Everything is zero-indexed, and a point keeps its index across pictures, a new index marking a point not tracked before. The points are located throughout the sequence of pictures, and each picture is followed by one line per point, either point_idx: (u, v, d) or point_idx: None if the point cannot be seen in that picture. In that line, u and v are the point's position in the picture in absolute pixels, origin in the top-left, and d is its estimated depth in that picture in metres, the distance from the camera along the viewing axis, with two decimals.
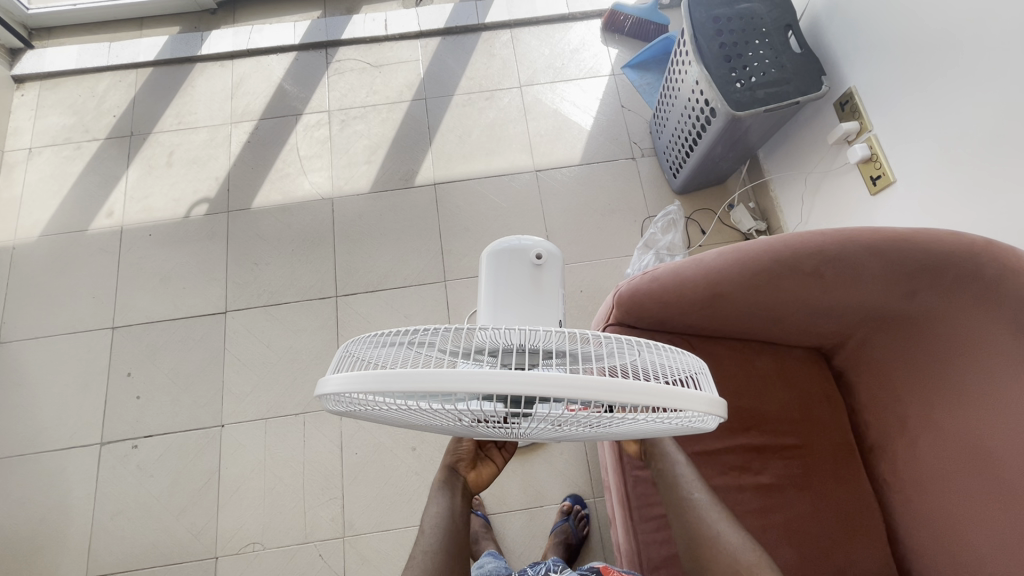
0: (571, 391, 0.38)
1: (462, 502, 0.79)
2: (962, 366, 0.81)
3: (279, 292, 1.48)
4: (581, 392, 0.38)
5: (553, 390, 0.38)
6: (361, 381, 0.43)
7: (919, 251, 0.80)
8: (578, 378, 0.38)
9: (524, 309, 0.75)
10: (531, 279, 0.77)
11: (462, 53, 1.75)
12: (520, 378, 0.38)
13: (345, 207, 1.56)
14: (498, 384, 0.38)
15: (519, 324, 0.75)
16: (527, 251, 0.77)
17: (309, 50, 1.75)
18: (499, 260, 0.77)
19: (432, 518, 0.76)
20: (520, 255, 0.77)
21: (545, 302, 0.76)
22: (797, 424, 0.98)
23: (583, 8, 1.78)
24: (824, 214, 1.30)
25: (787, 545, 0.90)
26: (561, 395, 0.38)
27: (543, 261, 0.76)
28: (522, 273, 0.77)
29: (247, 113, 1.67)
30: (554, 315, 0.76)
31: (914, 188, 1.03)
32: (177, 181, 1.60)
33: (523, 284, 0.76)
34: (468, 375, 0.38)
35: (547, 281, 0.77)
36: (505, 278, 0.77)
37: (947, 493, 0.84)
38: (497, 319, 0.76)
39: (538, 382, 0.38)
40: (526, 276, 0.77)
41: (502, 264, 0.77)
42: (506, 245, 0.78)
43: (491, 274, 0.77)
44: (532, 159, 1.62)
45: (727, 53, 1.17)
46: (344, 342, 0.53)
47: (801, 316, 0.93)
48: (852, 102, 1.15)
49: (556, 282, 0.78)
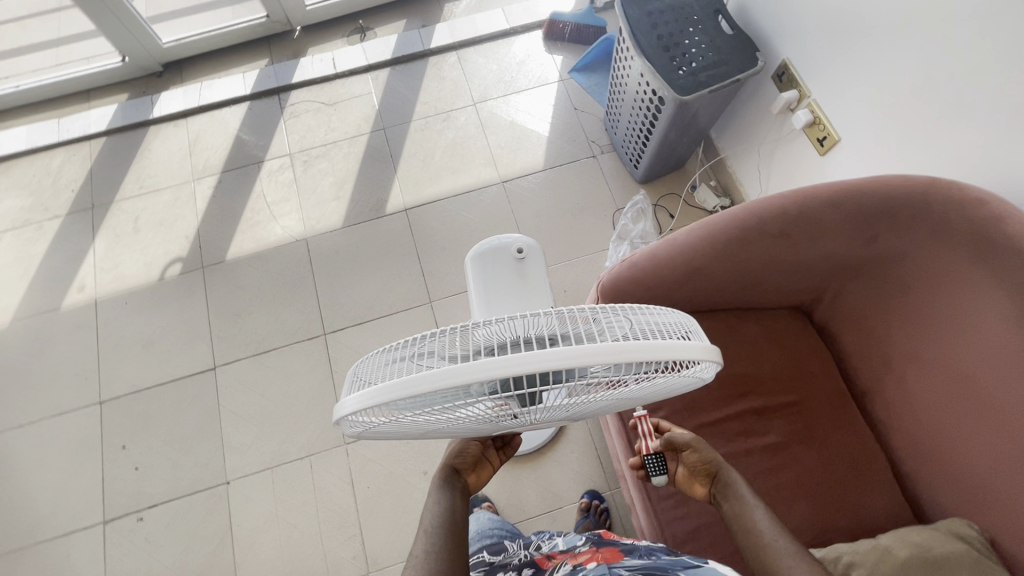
0: (571, 359, 0.41)
1: (461, 503, 0.77)
2: (931, 298, 0.86)
3: (266, 339, 1.47)
4: (573, 358, 0.41)
5: (553, 363, 0.41)
6: (371, 398, 0.44)
7: (871, 198, 0.86)
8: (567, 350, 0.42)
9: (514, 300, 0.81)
10: (517, 273, 0.83)
11: (413, 80, 1.78)
12: (520, 358, 0.41)
13: (320, 244, 1.57)
14: (502, 368, 0.41)
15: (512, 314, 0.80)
16: (508, 248, 0.83)
17: (261, 98, 1.76)
18: (485, 259, 0.83)
19: (431, 516, 0.74)
20: (502, 253, 0.83)
21: (533, 290, 0.82)
22: (790, 382, 1.01)
23: (522, 21, 1.84)
24: (780, 180, 1.36)
25: (800, 499, 0.92)
26: (562, 366, 0.41)
27: (524, 255, 0.83)
28: (507, 269, 0.83)
29: (208, 167, 1.67)
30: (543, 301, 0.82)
31: (858, 144, 1.10)
32: (147, 246, 1.58)
33: (510, 278, 0.83)
34: (471, 366, 0.41)
35: (531, 272, 0.83)
36: (492, 274, 0.82)
37: (942, 423, 0.88)
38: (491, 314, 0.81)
39: (531, 359, 0.41)
40: (511, 270, 0.83)
41: (488, 263, 0.83)
42: (490, 245, 0.83)
43: (479, 275, 0.83)
44: (497, 172, 1.65)
45: (665, 45, 1.23)
46: (350, 368, 0.55)
47: (775, 279, 0.98)
48: (788, 72, 1.22)
49: (539, 272, 0.84)
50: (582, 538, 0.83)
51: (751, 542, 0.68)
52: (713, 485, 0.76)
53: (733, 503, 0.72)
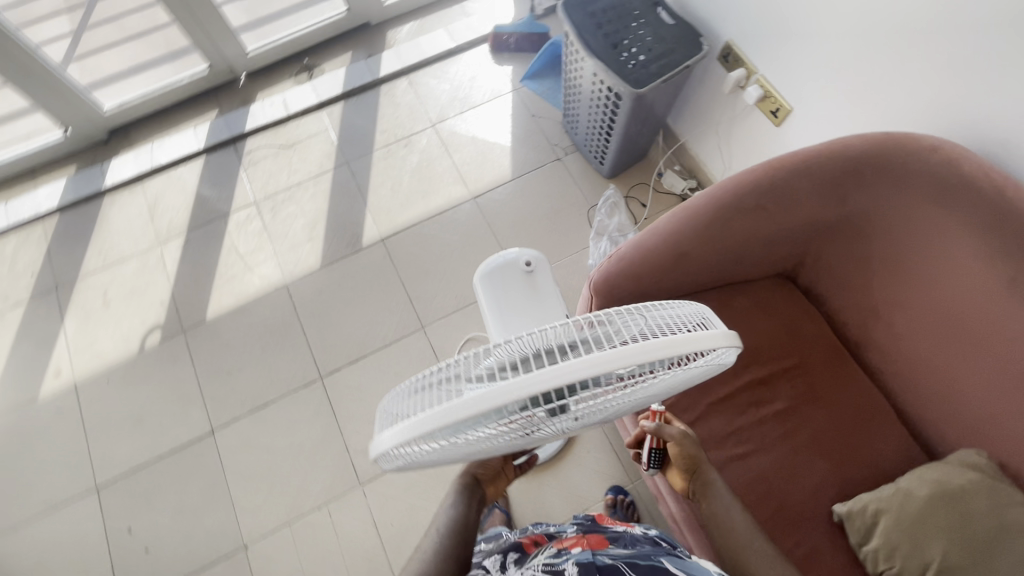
0: (598, 367, 0.42)
1: (476, 510, 0.79)
2: (906, 246, 0.91)
3: (262, 393, 1.43)
4: (600, 364, 0.42)
5: (581, 374, 0.42)
6: (404, 434, 0.45)
7: (836, 161, 0.90)
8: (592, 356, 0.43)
9: (528, 309, 0.88)
10: (527, 284, 0.90)
11: (368, 110, 1.78)
12: (549, 374, 0.42)
13: (301, 288, 1.55)
14: (533, 386, 0.41)
15: (529, 322, 0.88)
16: (515, 262, 0.91)
17: (216, 150, 1.73)
18: (497, 275, 0.90)
19: (443, 517, 0.77)
20: (511, 267, 0.91)
21: (544, 298, 0.90)
22: (788, 346, 1.04)
23: (466, 38, 1.87)
24: (742, 155, 1.41)
25: (818, 458, 0.95)
26: (590, 375, 0.42)
27: (534, 267, 0.90)
28: (517, 281, 0.90)
29: (173, 229, 1.63)
30: (555, 306, 0.90)
31: (810, 110, 1.15)
32: (121, 318, 1.53)
33: (522, 289, 0.90)
34: (502, 388, 0.42)
35: (540, 282, 0.90)
36: (505, 288, 0.89)
37: (936, 361, 0.92)
38: (509, 324, 0.88)
39: (558, 371, 0.42)
40: (522, 282, 0.90)
41: (500, 278, 0.90)
42: (499, 261, 0.90)
43: (493, 290, 0.90)
44: (467, 188, 1.66)
45: (613, 42, 1.27)
46: (380, 403, 0.56)
47: (758, 251, 1.01)
48: (732, 53, 1.27)
49: (547, 280, 0.91)
50: (575, 524, 0.84)
51: (727, 542, 0.78)
52: (693, 480, 0.83)
53: (710, 505, 0.80)
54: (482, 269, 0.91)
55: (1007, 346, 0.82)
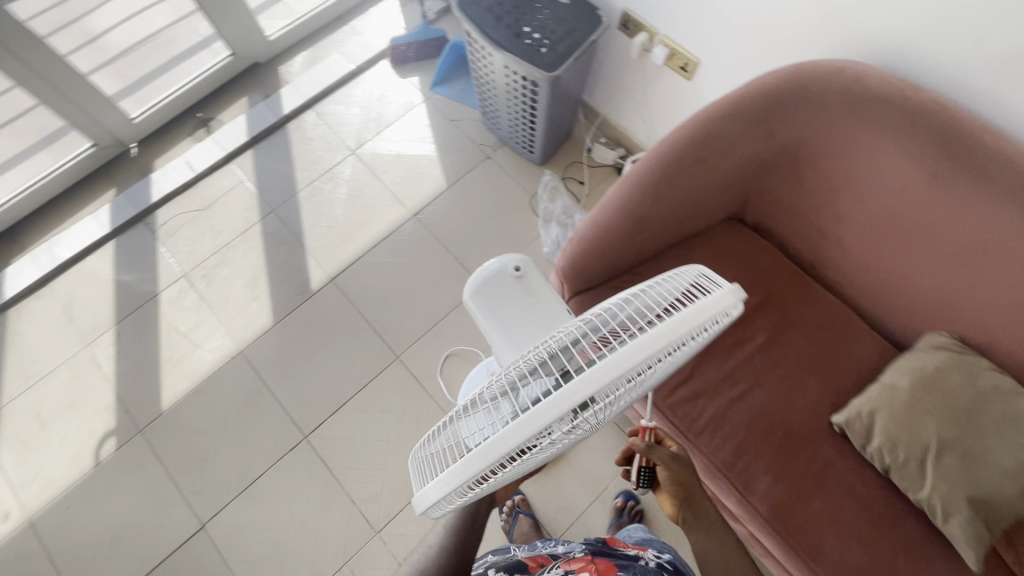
0: (619, 367, 0.41)
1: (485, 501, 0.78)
2: (835, 165, 0.97)
3: (247, 471, 1.34)
4: (626, 366, 0.41)
5: (604, 377, 0.40)
6: (427, 497, 0.45)
7: (756, 100, 0.94)
8: (615, 358, 0.41)
9: (530, 316, 0.83)
10: (522, 290, 0.85)
11: (281, 151, 1.69)
12: (573, 388, 0.40)
13: (259, 351, 1.45)
14: (561, 405, 0.40)
15: (535, 330, 0.83)
16: (504, 271, 0.85)
17: (125, 231, 1.59)
18: (488, 288, 0.85)
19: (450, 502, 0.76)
20: (500, 277, 0.85)
21: (542, 300, 0.85)
22: (754, 282, 1.08)
23: (364, 58, 1.81)
24: (662, 114, 1.45)
25: (807, 378, 1.00)
26: (614, 377, 0.41)
27: (523, 271, 0.85)
28: (511, 289, 0.85)
29: (98, 325, 1.48)
30: (556, 306, 0.85)
31: (716, 59, 1.20)
32: (64, 436, 1.38)
33: (518, 297, 0.85)
34: (531, 415, 0.40)
35: (534, 284, 0.85)
36: (500, 300, 0.84)
37: (886, 262, 0.99)
38: (515, 337, 0.83)
39: (580, 383, 0.40)
40: (516, 289, 0.85)
41: (491, 291, 0.85)
42: (486, 274, 0.85)
43: (488, 306, 0.84)
44: (405, 207, 1.62)
45: (516, 32, 1.27)
46: (414, 453, 0.56)
47: (706, 201, 1.05)
48: (632, 20, 1.30)
49: (541, 281, 0.86)
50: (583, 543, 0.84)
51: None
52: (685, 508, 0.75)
53: (702, 538, 0.74)
54: (470, 287, 0.85)
55: (944, 232, 0.89)
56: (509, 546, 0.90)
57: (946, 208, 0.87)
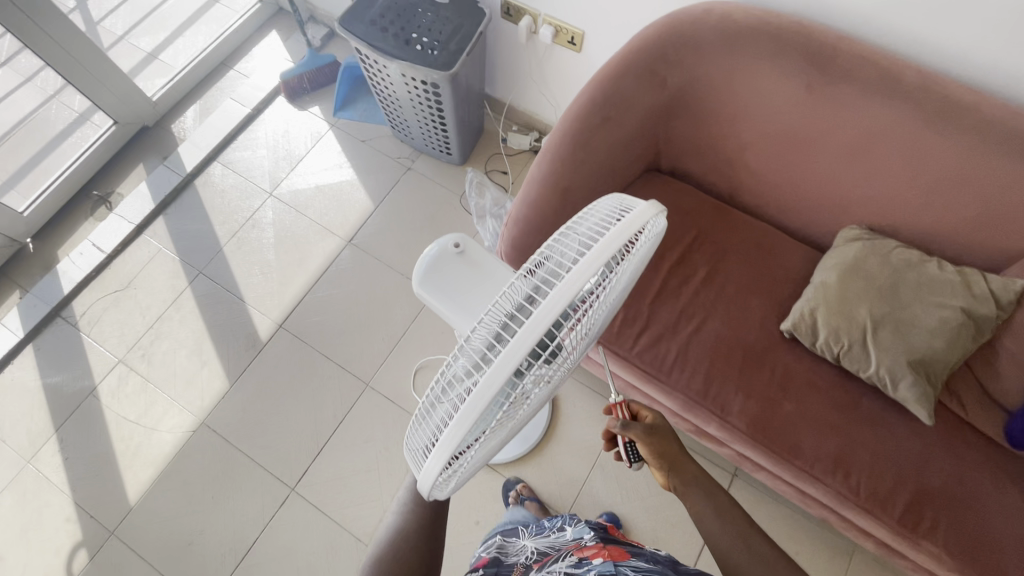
0: (563, 300, 0.43)
1: None
2: (724, 99, 1.05)
3: (239, 541, 1.27)
4: (568, 294, 0.43)
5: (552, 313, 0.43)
6: (424, 479, 0.47)
7: (640, 55, 1.01)
8: (555, 293, 0.44)
9: (481, 286, 0.85)
10: (467, 264, 0.86)
11: (194, 210, 1.62)
12: (527, 330, 0.42)
13: (222, 416, 1.39)
14: (520, 348, 0.42)
15: (489, 297, 0.84)
16: (445, 251, 0.86)
17: (42, 331, 1.48)
18: (434, 272, 0.86)
19: None
20: (444, 258, 0.86)
21: (488, 268, 0.86)
22: (684, 221, 1.15)
23: (259, 99, 1.77)
24: (563, 91, 1.51)
25: (751, 296, 1.08)
26: (560, 308, 0.43)
27: (463, 247, 0.86)
28: (457, 266, 0.86)
29: (36, 436, 1.37)
30: (503, 270, 0.86)
31: (598, 28, 1.27)
32: (26, 563, 1.26)
33: (465, 272, 0.86)
34: (496, 367, 0.42)
35: (477, 256, 0.87)
36: (449, 279, 0.85)
37: (790, 175, 1.08)
38: (472, 309, 0.84)
39: (533, 325, 0.42)
40: (461, 265, 0.86)
41: (438, 274, 0.85)
42: (429, 259, 0.86)
43: (439, 288, 0.85)
44: (337, 236, 1.59)
45: (404, 40, 1.28)
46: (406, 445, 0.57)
47: (622, 158, 1.10)
48: (512, 7, 1.35)
49: (484, 251, 0.88)
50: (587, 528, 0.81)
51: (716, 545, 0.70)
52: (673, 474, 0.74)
53: (693, 500, 0.73)
54: (417, 276, 0.86)
55: (827, 135, 0.99)
56: (516, 539, 0.89)
57: (825, 113, 0.97)
